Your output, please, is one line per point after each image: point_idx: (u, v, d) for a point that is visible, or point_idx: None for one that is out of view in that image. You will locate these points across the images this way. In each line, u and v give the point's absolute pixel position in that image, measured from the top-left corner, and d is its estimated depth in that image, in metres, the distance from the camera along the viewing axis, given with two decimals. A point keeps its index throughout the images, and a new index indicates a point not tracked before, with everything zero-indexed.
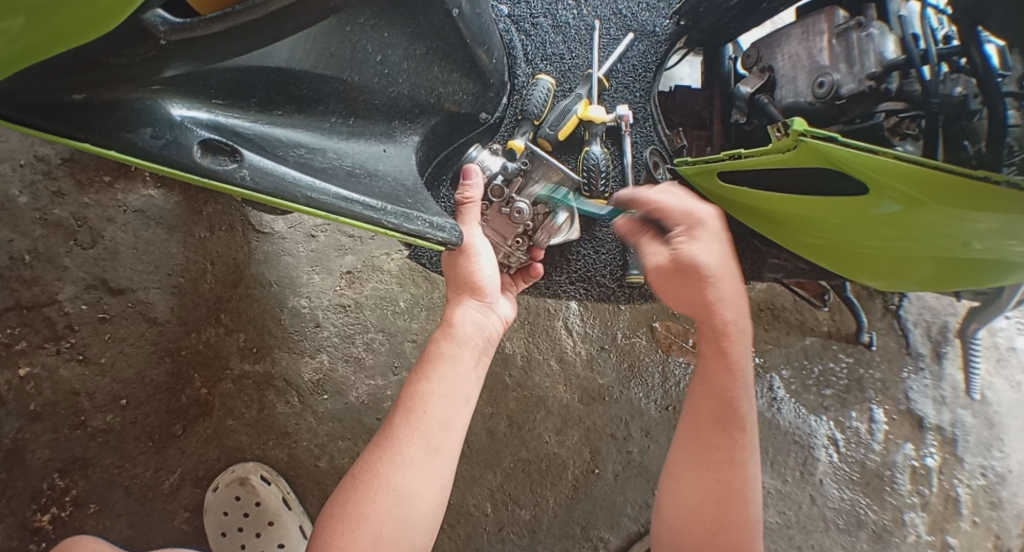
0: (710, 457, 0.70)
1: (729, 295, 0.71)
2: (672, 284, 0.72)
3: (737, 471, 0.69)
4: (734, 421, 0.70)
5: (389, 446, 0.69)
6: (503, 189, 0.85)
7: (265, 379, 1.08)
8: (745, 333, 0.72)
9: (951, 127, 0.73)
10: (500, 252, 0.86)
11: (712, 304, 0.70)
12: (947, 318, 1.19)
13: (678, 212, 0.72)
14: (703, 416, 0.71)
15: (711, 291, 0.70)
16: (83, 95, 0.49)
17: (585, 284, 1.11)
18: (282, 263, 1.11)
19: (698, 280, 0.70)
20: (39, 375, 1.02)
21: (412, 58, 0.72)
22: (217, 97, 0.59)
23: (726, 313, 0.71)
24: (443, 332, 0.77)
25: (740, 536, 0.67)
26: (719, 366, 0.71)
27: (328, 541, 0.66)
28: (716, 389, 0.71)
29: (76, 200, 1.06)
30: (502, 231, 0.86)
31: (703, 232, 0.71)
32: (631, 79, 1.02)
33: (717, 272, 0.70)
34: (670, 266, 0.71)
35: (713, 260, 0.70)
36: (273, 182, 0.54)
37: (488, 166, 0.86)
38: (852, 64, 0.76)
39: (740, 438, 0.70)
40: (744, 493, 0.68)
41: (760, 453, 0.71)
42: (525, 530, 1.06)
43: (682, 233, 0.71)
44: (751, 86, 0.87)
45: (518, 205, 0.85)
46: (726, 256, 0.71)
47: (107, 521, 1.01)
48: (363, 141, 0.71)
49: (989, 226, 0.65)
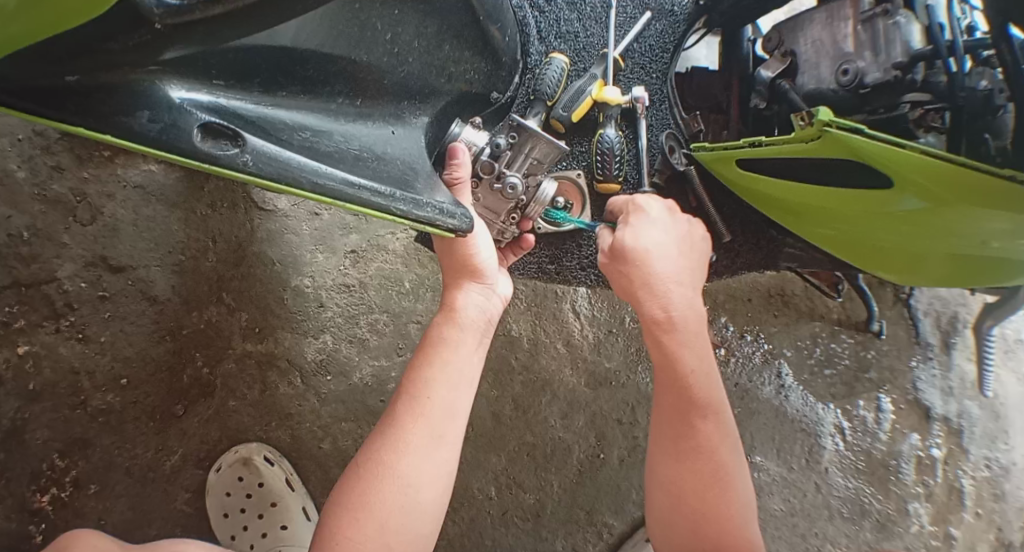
0: (677, 446, 0.69)
1: (669, 280, 0.73)
2: (614, 271, 0.75)
3: (706, 458, 0.68)
4: (693, 409, 0.70)
5: (394, 434, 0.68)
6: (493, 164, 0.80)
7: (268, 359, 1.07)
8: (691, 320, 0.73)
9: (973, 123, 0.70)
10: (494, 228, 0.85)
11: (640, 285, 0.72)
12: (958, 309, 1.19)
13: (621, 205, 0.78)
14: (668, 405, 0.71)
15: (640, 271, 0.72)
16: (77, 77, 0.47)
17: (597, 270, 0.99)
18: (285, 242, 1.09)
19: (624, 263, 0.73)
20: (39, 353, 1.01)
21: (424, 37, 0.70)
22: (218, 78, 0.56)
23: (659, 296, 0.72)
24: (445, 317, 0.75)
25: (723, 523, 0.67)
26: (664, 353, 0.72)
27: (335, 531, 0.66)
28: (671, 375, 0.71)
29: (75, 174, 1.03)
30: (494, 207, 0.83)
31: (640, 218, 0.75)
32: (648, 59, 0.95)
33: (645, 252, 0.72)
34: (610, 253, 0.75)
35: (644, 240, 0.73)
36: (277, 168, 0.51)
37: (473, 142, 0.79)
38: (877, 52, 0.74)
39: (704, 426, 0.69)
40: (720, 479, 0.68)
41: (733, 439, 0.70)
42: (530, 514, 1.07)
43: (624, 221, 0.76)
44: (772, 70, 0.82)
45: (510, 181, 0.80)
46: (663, 240, 0.74)
47: (109, 501, 1.01)
48: (371, 123, 0.68)
49: (1003, 226, 0.64)
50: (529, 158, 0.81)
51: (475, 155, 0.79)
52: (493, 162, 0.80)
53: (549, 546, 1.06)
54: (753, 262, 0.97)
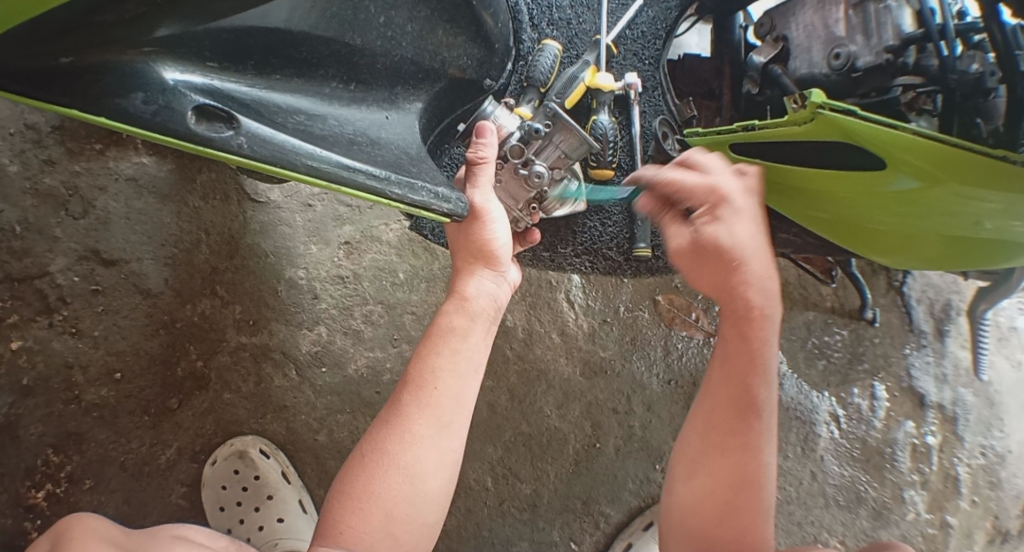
0: (725, 443, 0.71)
1: (761, 279, 0.69)
2: (696, 266, 0.71)
3: (751, 457, 0.70)
4: (751, 410, 0.70)
5: (399, 424, 0.68)
6: (523, 150, 0.80)
7: (262, 351, 1.06)
8: (772, 318, 0.70)
9: (965, 105, 0.70)
10: (511, 215, 0.83)
11: (734, 288, 0.69)
12: (950, 296, 1.20)
13: (705, 191, 0.69)
14: (724, 402, 0.71)
15: (734, 275, 0.68)
16: (69, 59, 0.48)
17: (591, 258, 1.00)
18: (278, 233, 1.09)
19: (723, 262, 0.68)
20: (32, 348, 1.00)
21: (416, 21, 0.69)
22: (212, 59, 0.56)
23: (754, 298, 0.69)
24: (454, 304, 0.74)
25: (752, 520, 0.69)
26: (741, 350, 0.70)
27: (340, 519, 0.66)
28: (737, 373, 0.70)
29: (67, 168, 1.03)
30: (514, 194, 0.82)
31: (728, 210, 0.68)
32: (640, 45, 0.95)
33: (737, 252, 0.68)
34: (690, 248, 0.70)
35: (734, 241, 0.68)
36: (272, 149, 0.51)
37: (504, 125, 0.82)
38: (869, 35, 0.74)
39: (756, 427, 0.70)
40: (760, 479, 0.69)
41: (777, 439, 0.71)
42: (526, 504, 1.06)
43: (706, 213, 0.69)
44: (764, 56, 0.82)
45: (537, 169, 0.79)
46: (753, 235, 0.69)
47: (103, 496, 1.00)
48: (364, 108, 0.68)
49: (994, 206, 0.65)
50: (557, 150, 0.80)
51: (505, 137, 0.82)
52: (524, 147, 0.80)
53: (545, 535, 1.06)
54: None
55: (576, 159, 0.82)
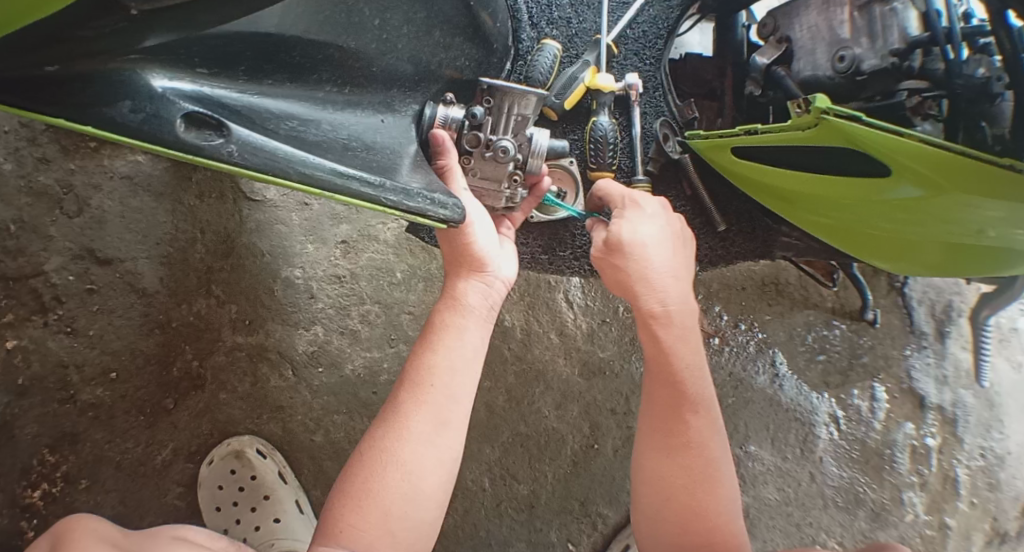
0: (668, 444, 0.71)
1: (654, 277, 0.72)
2: (604, 265, 0.74)
3: (696, 454, 0.70)
4: (685, 407, 0.71)
5: (396, 422, 0.67)
6: (478, 134, 0.73)
7: (258, 351, 1.06)
8: (683, 316, 0.73)
9: (970, 109, 0.69)
10: (500, 196, 0.77)
11: (635, 283, 0.72)
12: (952, 297, 1.19)
13: (618, 198, 0.76)
14: (660, 404, 0.72)
15: (632, 269, 0.72)
16: (56, 66, 0.47)
17: (589, 260, 0.98)
18: (274, 232, 1.08)
19: (618, 254, 0.72)
20: (28, 347, 0.99)
21: (413, 23, 0.67)
22: (202, 66, 0.54)
23: (658, 294, 0.72)
24: (447, 304, 0.73)
25: (713, 519, 0.69)
26: (657, 351, 0.73)
27: (339, 518, 0.65)
28: (665, 373, 0.72)
29: (62, 166, 1.01)
30: (492, 176, 0.75)
31: (633, 211, 0.74)
32: (641, 45, 0.94)
33: (635, 248, 0.72)
34: (603, 248, 0.74)
35: (633, 236, 0.72)
36: (263, 158, 0.50)
37: (453, 117, 0.73)
38: (874, 38, 0.72)
39: (693, 423, 0.71)
40: (710, 477, 0.70)
41: (722, 434, 0.72)
42: (523, 505, 1.06)
43: (615, 214, 0.75)
44: (767, 57, 0.80)
45: (501, 144, 0.72)
46: (655, 238, 0.73)
47: (99, 496, 1.00)
48: (359, 112, 0.66)
49: (997, 215, 0.63)
50: (513, 115, 0.74)
51: (459, 132, 0.73)
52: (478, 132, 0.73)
53: (543, 537, 1.06)
54: (747, 251, 0.97)
55: (536, 113, 0.75)
